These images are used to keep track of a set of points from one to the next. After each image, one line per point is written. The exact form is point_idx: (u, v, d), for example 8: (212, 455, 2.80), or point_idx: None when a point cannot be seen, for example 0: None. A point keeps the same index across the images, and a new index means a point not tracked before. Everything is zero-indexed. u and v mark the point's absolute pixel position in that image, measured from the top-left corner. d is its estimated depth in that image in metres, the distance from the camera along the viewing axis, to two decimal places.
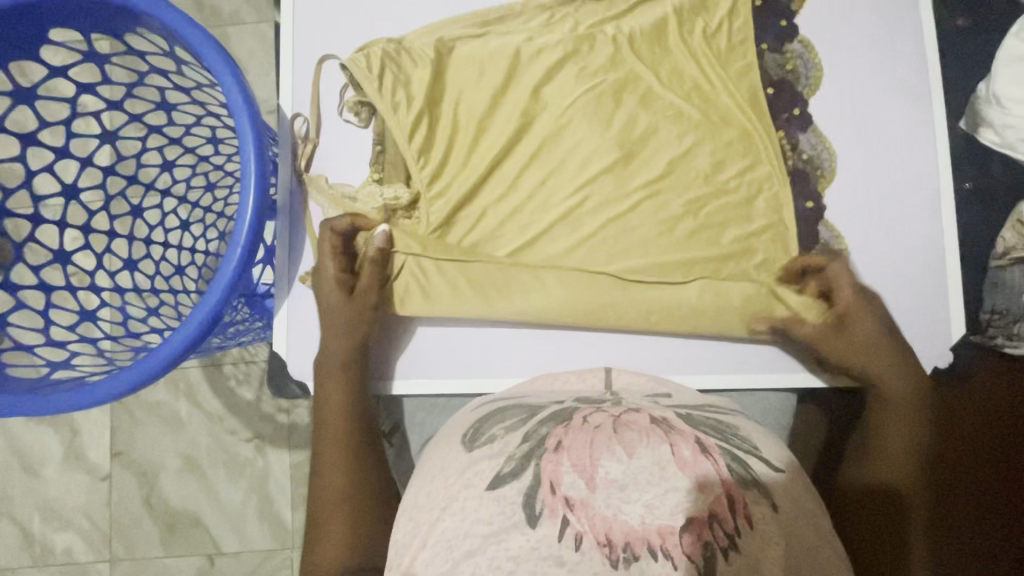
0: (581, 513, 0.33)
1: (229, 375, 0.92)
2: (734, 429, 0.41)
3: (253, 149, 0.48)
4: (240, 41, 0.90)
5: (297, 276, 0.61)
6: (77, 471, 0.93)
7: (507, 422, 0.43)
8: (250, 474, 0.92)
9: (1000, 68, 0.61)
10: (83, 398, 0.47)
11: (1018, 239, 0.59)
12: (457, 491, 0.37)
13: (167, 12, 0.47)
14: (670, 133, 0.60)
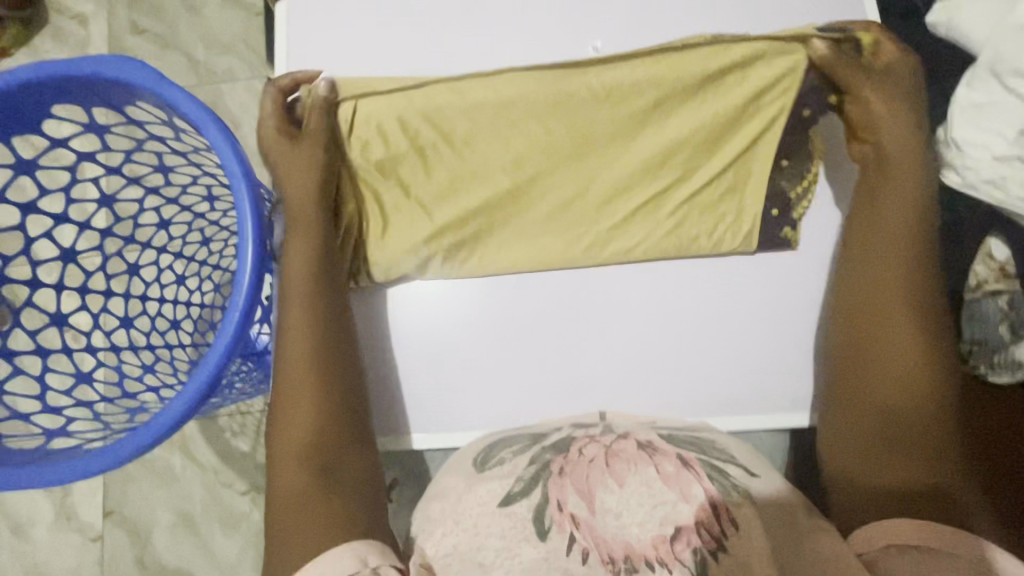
0: (585, 531, 0.35)
1: (224, 427, 0.92)
2: (713, 443, 0.43)
3: (252, 212, 0.49)
4: (233, 96, 0.93)
5: None
6: (67, 532, 0.91)
7: (514, 447, 0.44)
8: (245, 528, 0.90)
9: (955, 112, 0.62)
10: (85, 467, 0.47)
11: (988, 272, 0.61)
12: (467, 507, 0.38)
13: (165, 86, 0.49)
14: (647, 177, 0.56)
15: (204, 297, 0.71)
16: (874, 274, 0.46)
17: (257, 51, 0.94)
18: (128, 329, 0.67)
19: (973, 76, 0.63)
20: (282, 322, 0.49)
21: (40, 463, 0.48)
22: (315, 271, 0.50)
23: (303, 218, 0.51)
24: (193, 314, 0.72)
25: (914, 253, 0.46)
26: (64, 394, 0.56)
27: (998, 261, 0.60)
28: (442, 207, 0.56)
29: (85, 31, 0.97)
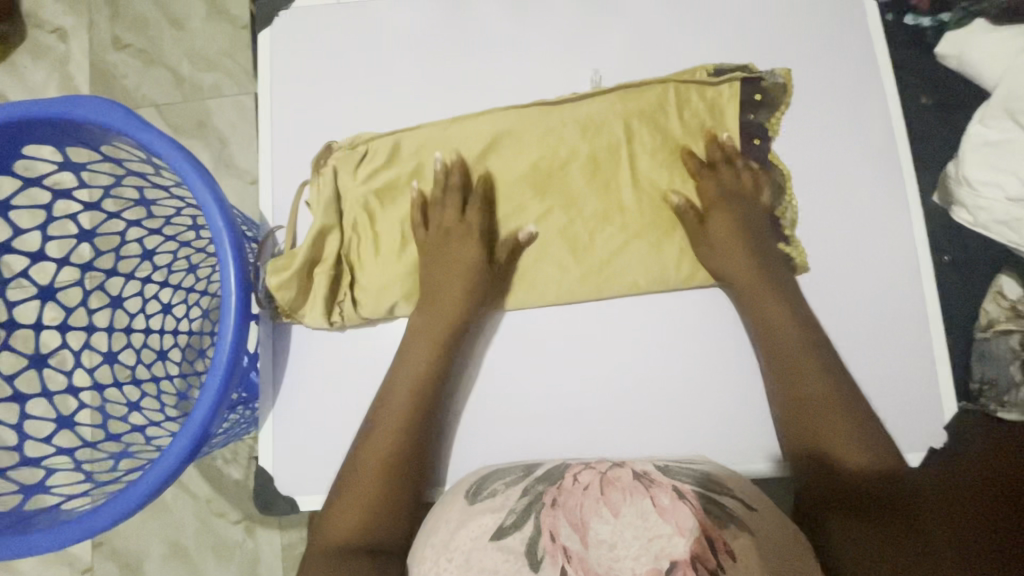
0: (577, 565, 0.34)
1: (215, 454, 0.90)
2: (711, 476, 0.43)
3: (227, 238, 0.49)
4: (220, 114, 0.94)
5: (282, 385, 0.60)
6: (57, 565, 0.90)
7: (506, 478, 0.45)
8: (239, 558, 0.89)
9: (968, 151, 0.58)
10: (73, 528, 0.46)
11: (999, 311, 0.59)
12: (460, 543, 0.38)
13: (141, 130, 0.49)
14: (637, 219, 0.58)
15: (192, 325, 0.70)
16: (782, 341, 0.53)
17: (245, 68, 0.95)
18: (113, 364, 0.67)
19: (994, 111, 0.58)
20: (406, 354, 0.55)
21: (24, 528, 0.47)
22: (434, 367, 0.54)
23: (458, 270, 0.57)
24: (181, 345, 0.71)
25: (794, 314, 0.55)
26: (46, 441, 0.55)
27: (1009, 301, 0.59)
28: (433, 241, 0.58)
29: (66, 46, 0.97)
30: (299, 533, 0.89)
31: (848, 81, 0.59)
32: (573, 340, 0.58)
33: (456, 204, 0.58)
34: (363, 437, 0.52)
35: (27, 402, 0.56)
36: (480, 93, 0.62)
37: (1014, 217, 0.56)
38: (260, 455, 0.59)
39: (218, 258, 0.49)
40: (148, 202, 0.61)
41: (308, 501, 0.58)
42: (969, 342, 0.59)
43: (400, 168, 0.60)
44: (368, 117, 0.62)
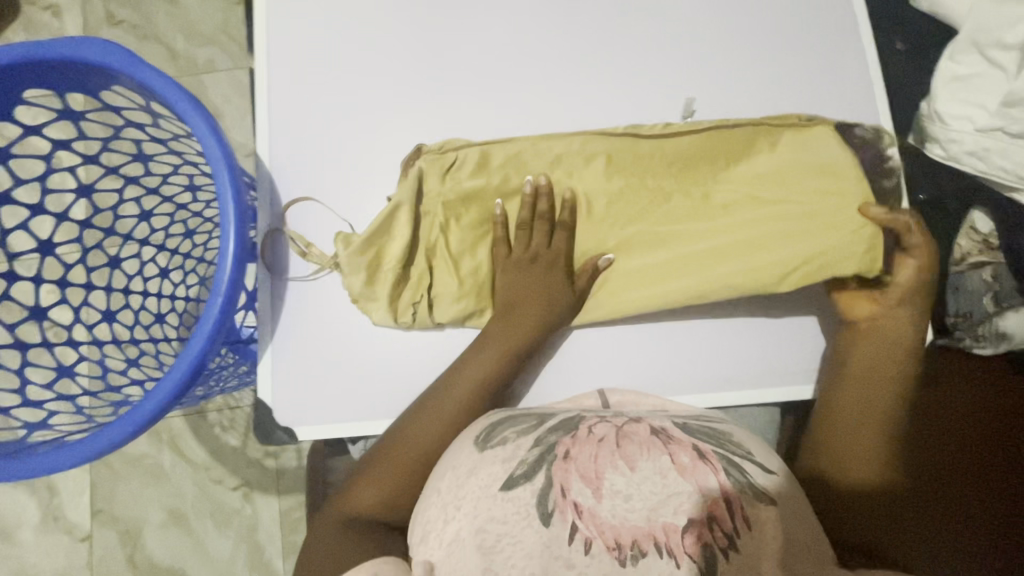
0: (588, 520, 0.35)
1: (213, 422, 0.90)
2: (729, 436, 0.42)
3: (231, 196, 0.48)
4: (215, 87, 0.92)
5: (281, 322, 0.56)
6: (57, 532, 0.90)
7: (519, 426, 0.43)
8: (237, 523, 0.90)
9: (941, 86, 0.55)
10: (68, 457, 0.46)
11: (972, 245, 0.57)
12: (469, 492, 0.38)
13: (144, 72, 0.47)
14: (728, 230, 0.53)
15: (189, 290, 0.70)
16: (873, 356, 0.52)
17: (239, 42, 0.92)
18: (111, 323, 0.67)
19: (963, 46, 0.54)
20: (484, 348, 0.53)
21: (19, 454, 0.47)
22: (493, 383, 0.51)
23: (546, 279, 0.54)
24: (178, 308, 0.71)
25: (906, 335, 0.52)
26: (45, 387, 0.55)
27: (981, 235, 0.57)
28: (514, 259, 0.55)
29: (60, 22, 0.94)
30: (297, 499, 0.90)
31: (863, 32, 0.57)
32: (628, 343, 0.57)
33: (543, 234, 0.55)
34: (410, 424, 0.49)
35: (28, 350, 0.55)
36: (478, 49, 0.59)
37: (983, 147, 0.53)
38: (258, 387, 0.56)
39: (221, 217, 0.48)
40: (148, 155, 0.59)
41: (308, 434, 0.55)
42: (943, 276, 0.57)
43: (486, 180, 0.55)
44: (356, 73, 0.60)
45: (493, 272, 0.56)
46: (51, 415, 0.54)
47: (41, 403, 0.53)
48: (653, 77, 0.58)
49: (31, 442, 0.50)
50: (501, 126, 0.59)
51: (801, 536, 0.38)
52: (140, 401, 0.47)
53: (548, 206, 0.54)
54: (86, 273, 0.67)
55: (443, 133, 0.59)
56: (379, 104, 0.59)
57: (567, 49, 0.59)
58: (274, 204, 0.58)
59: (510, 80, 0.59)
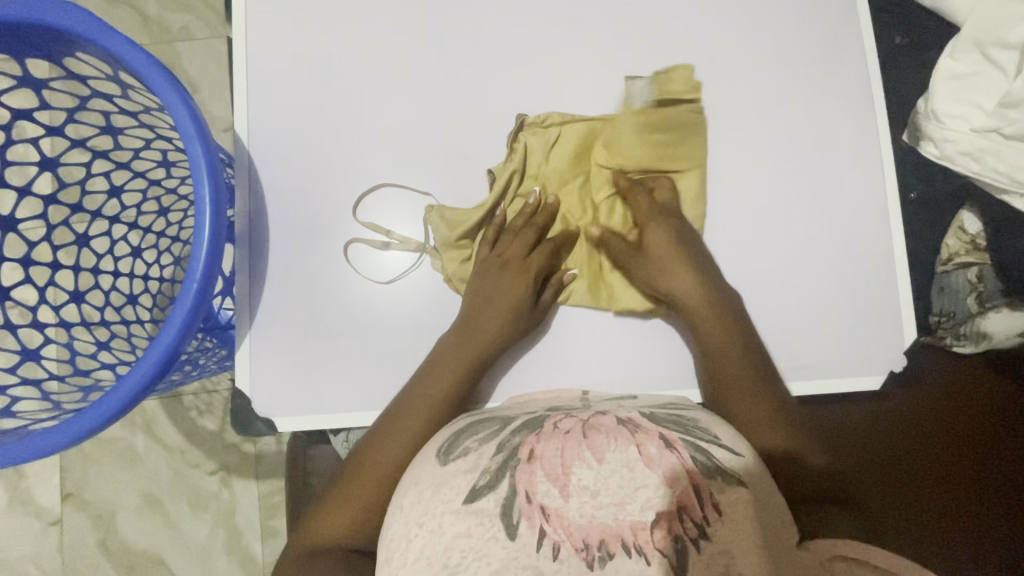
0: (555, 523, 0.35)
1: (189, 406, 0.88)
2: (696, 421, 0.42)
3: (207, 176, 0.45)
4: (191, 57, 0.87)
5: (260, 306, 0.55)
6: (25, 516, 0.88)
7: (480, 434, 0.42)
8: (215, 508, 0.88)
9: (940, 84, 0.54)
10: (29, 448, 0.44)
11: (960, 246, 0.57)
12: (433, 508, 0.37)
13: (114, 40, 0.44)
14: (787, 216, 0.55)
15: (162, 270, 0.68)
16: (731, 366, 0.50)
17: (216, 9, 0.87)
18: (78, 305, 0.64)
19: (964, 43, 0.53)
20: (440, 362, 0.52)
21: None
22: (458, 394, 0.51)
23: (503, 293, 0.54)
24: (151, 290, 0.69)
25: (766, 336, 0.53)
26: (7, 371, 0.52)
27: (969, 235, 0.57)
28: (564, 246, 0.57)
29: None
30: (276, 484, 0.89)
31: (864, 20, 0.56)
32: (624, 340, 0.55)
33: (527, 242, 0.56)
34: (382, 432, 0.49)
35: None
36: (469, 26, 0.57)
37: (978, 148, 0.53)
38: (236, 374, 0.54)
39: (195, 199, 0.45)
40: (117, 129, 0.56)
41: (289, 425, 0.54)
42: (929, 276, 0.58)
43: (586, 160, 0.57)
44: (340, 49, 0.57)
45: (478, 273, 0.56)
46: (14, 402, 0.51)
47: (4, 390, 0.51)
48: (647, 61, 0.57)
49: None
50: (491, 110, 0.57)
51: (771, 517, 0.38)
52: (110, 390, 0.45)
53: (539, 212, 0.56)
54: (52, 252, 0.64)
55: (430, 112, 0.57)
56: (365, 80, 0.57)
57: (561, 29, 0.57)
58: (254, 183, 0.56)
59: (502, 60, 0.57)
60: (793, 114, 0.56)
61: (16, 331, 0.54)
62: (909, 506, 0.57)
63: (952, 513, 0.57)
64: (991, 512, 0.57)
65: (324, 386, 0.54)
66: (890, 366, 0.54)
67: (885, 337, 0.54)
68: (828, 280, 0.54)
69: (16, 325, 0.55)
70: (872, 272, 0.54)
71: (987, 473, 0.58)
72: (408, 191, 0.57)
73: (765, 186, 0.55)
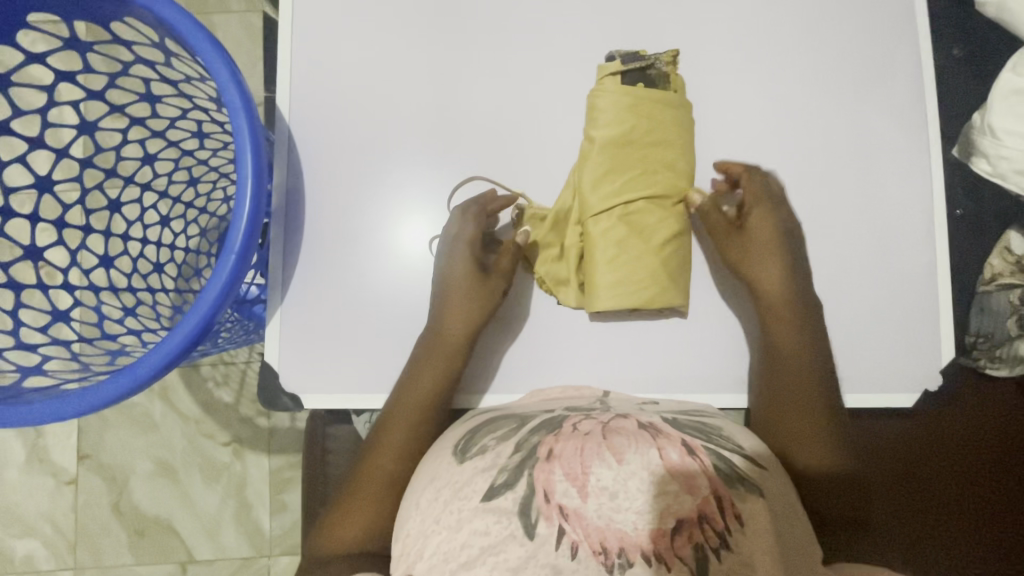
0: (575, 522, 0.35)
1: (206, 377, 0.89)
2: (718, 429, 0.41)
3: (250, 151, 0.45)
4: (226, 29, 0.87)
5: (293, 281, 0.55)
6: (42, 474, 0.89)
7: (499, 431, 0.42)
8: (226, 479, 0.89)
9: (998, 99, 0.54)
10: (60, 408, 0.44)
11: (1005, 265, 0.56)
12: (452, 504, 0.38)
13: (166, 9, 0.44)
14: (828, 225, 0.54)
15: (191, 241, 0.68)
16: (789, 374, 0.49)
17: None
18: (109, 270, 0.64)
19: None
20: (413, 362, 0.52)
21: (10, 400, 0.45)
22: (437, 400, 0.51)
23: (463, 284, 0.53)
24: (177, 260, 0.69)
25: (782, 351, 0.50)
26: (38, 330, 0.53)
27: (1016, 256, 0.56)
28: (608, 241, 0.52)
29: None
30: (288, 459, 0.89)
31: (922, 29, 0.55)
32: (655, 341, 0.54)
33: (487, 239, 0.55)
34: (376, 441, 0.50)
35: (21, 291, 0.53)
36: (516, 12, 0.56)
37: None
38: (265, 348, 0.54)
39: (237, 172, 0.45)
40: (157, 97, 0.56)
41: (311, 402, 0.54)
42: (970, 296, 0.57)
43: (630, 150, 0.53)
44: (385, 28, 0.56)
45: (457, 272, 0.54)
46: (44, 361, 0.52)
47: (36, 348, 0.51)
48: (695, 58, 0.56)
49: (25, 387, 0.48)
50: (533, 99, 0.56)
51: (788, 525, 0.38)
52: (141, 357, 0.45)
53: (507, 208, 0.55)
54: (85, 215, 0.64)
55: (472, 98, 0.56)
56: (408, 61, 0.56)
57: (611, 20, 0.56)
58: (293, 160, 0.56)
59: (547, 49, 0.56)
60: (841, 121, 0.55)
61: (47, 291, 0.54)
62: (927, 536, 0.56)
63: (968, 545, 0.56)
64: (1007, 546, 0.56)
65: (351, 366, 0.54)
66: (924, 385, 0.53)
67: (920, 355, 0.53)
68: (867, 292, 0.53)
69: (49, 286, 0.55)
70: (911, 286, 0.53)
71: (1008, 504, 0.57)
72: (445, 176, 0.56)
73: (808, 193, 0.54)
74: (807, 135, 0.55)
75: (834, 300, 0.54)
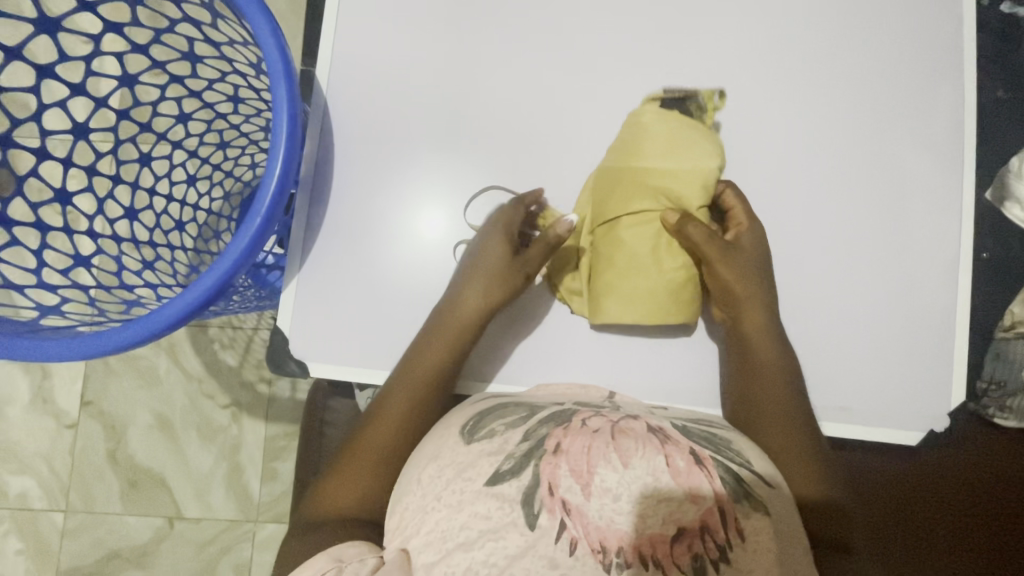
0: (576, 519, 0.35)
1: (213, 338, 0.90)
2: (728, 442, 0.41)
3: (286, 117, 0.45)
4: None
5: (313, 253, 0.55)
6: (44, 415, 0.90)
7: (508, 418, 0.42)
8: (222, 441, 0.90)
9: None
10: (73, 349, 0.45)
11: None
12: (454, 485, 0.38)
13: None
14: (852, 254, 0.54)
15: (214, 203, 0.69)
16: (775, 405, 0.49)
17: None
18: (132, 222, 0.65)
19: None
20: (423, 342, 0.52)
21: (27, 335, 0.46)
22: (441, 382, 0.51)
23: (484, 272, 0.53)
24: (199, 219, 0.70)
25: (785, 372, 0.51)
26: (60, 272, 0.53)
27: None
28: (626, 253, 0.53)
29: None
30: (284, 428, 0.90)
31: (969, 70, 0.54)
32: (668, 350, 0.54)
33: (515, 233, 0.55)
34: (377, 415, 0.50)
35: (47, 232, 0.54)
36: (563, 10, 0.57)
37: None
38: (279, 314, 0.55)
39: (272, 137, 0.46)
40: (198, 57, 0.57)
41: (319, 371, 0.54)
42: (987, 340, 0.57)
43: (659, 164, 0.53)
44: (431, 12, 0.57)
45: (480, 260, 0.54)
46: (62, 302, 0.52)
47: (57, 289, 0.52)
48: (737, 73, 0.56)
49: (42, 325, 0.49)
50: (570, 98, 0.56)
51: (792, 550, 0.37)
52: (158, 308, 0.45)
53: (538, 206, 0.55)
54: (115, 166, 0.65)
55: (509, 90, 0.56)
56: (450, 47, 0.56)
57: (656, 27, 0.56)
58: (325, 132, 0.56)
59: (589, 49, 0.56)
60: (877, 153, 0.54)
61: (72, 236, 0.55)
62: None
63: None
64: None
65: (360, 342, 0.55)
66: (931, 426, 0.52)
67: (930, 395, 0.52)
68: (884, 326, 0.53)
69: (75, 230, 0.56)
70: (928, 325, 0.53)
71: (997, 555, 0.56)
72: (473, 165, 0.56)
73: (836, 221, 0.54)
74: (840, 162, 0.54)
75: (849, 330, 0.53)
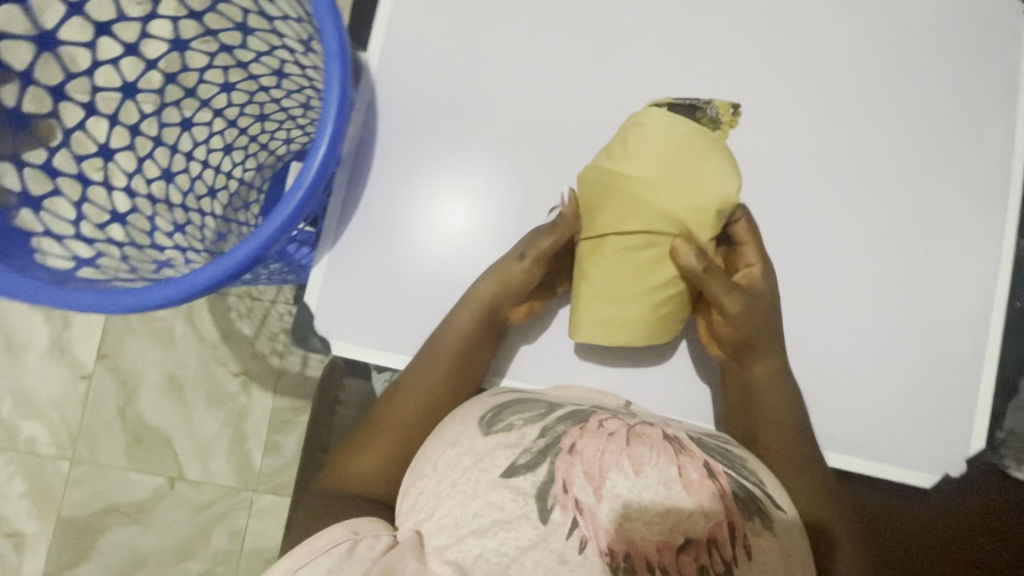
0: (588, 519, 0.35)
1: (231, 306, 0.91)
2: (743, 461, 0.41)
3: (336, 96, 0.46)
4: None
5: (345, 233, 0.55)
6: (60, 365, 0.92)
7: (527, 413, 0.42)
8: (229, 408, 0.91)
9: None
10: (107, 303, 0.45)
11: None
12: (468, 473, 0.38)
13: None
14: (883, 289, 0.53)
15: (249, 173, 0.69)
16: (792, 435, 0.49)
17: None
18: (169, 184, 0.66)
19: None
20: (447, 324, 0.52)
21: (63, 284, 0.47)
22: (467, 367, 0.52)
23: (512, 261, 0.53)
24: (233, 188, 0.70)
25: (790, 401, 0.51)
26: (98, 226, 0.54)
27: None
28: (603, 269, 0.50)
29: None
30: (291, 402, 0.91)
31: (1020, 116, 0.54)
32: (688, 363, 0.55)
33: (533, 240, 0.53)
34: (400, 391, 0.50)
35: (89, 185, 0.54)
36: (617, 16, 0.57)
37: None
38: (306, 289, 0.55)
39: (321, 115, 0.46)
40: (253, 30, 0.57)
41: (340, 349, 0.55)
42: (1010, 390, 0.56)
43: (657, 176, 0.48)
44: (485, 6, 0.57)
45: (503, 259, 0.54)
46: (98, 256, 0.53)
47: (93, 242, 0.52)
48: (786, 97, 0.55)
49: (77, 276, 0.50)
50: (615, 105, 0.56)
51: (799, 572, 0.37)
52: (193, 271, 0.46)
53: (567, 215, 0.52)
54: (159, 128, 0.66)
55: (555, 91, 0.56)
56: (502, 42, 0.57)
57: (708, 43, 0.56)
58: (369, 116, 0.57)
59: (639, 58, 0.56)
60: (919, 190, 0.54)
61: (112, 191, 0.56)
62: None
63: None
64: None
65: (383, 325, 0.55)
66: (947, 470, 0.52)
67: (947, 439, 0.52)
68: (907, 365, 0.53)
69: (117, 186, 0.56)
70: (953, 368, 0.52)
71: None
72: (509, 162, 0.56)
73: (870, 254, 0.54)
74: (881, 196, 0.54)
75: (871, 365, 0.53)
